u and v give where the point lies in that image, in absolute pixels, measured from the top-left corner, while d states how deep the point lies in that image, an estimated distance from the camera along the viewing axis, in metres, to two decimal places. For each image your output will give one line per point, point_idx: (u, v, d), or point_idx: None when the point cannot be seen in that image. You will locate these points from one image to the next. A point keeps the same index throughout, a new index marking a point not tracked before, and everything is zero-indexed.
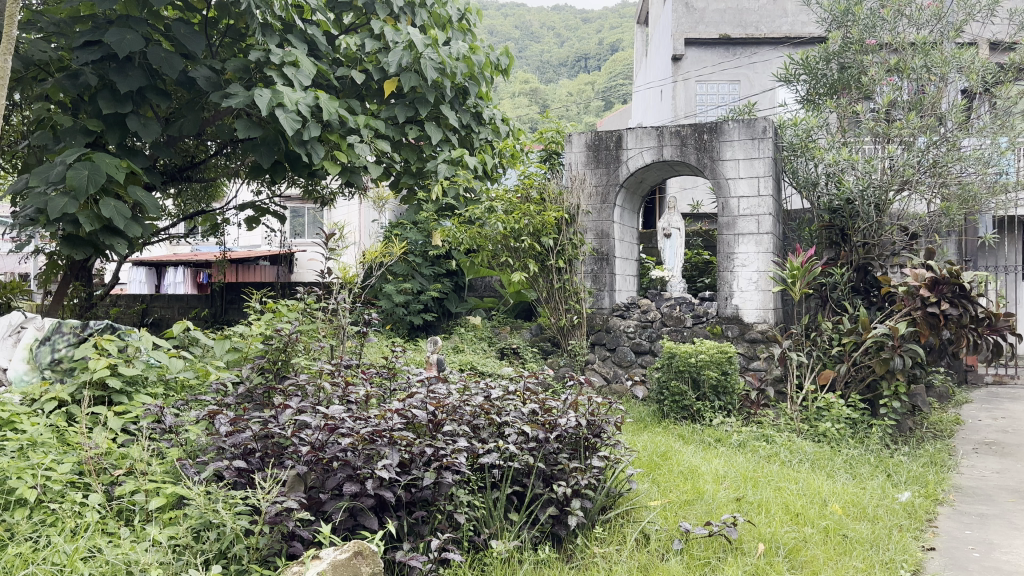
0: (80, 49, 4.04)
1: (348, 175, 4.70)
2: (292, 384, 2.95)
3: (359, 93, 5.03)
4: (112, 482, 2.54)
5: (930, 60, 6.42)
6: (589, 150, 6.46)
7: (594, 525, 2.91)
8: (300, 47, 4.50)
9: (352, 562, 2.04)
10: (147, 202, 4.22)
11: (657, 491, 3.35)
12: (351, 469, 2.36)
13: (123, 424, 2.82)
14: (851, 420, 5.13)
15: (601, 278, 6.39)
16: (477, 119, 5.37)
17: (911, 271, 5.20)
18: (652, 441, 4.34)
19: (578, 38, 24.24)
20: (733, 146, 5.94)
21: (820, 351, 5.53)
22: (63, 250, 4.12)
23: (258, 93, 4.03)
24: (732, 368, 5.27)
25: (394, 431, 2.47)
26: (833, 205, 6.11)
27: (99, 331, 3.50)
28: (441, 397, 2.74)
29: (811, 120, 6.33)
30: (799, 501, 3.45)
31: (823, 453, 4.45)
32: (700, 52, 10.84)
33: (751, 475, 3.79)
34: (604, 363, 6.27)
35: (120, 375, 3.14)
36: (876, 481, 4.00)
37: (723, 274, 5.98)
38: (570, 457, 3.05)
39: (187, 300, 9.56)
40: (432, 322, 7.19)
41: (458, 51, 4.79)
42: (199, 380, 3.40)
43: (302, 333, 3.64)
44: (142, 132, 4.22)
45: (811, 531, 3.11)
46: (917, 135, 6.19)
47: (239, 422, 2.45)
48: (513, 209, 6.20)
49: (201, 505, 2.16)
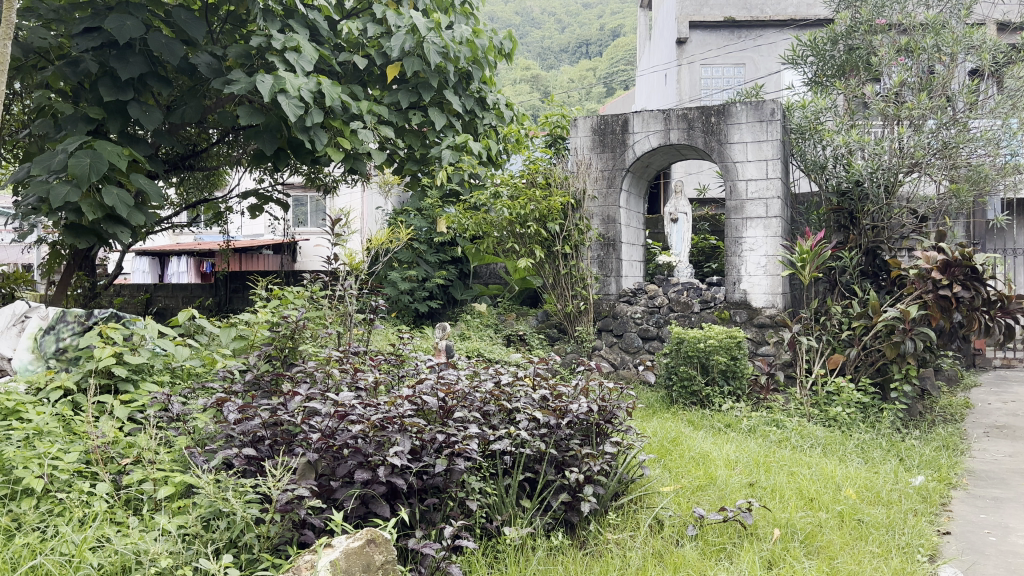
0: (80, 36, 3.98)
1: (352, 162, 4.64)
2: (300, 372, 2.91)
3: (361, 78, 4.98)
4: (120, 471, 2.52)
5: (940, 40, 6.29)
6: (594, 134, 6.40)
7: (607, 511, 2.88)
8: (301, 32, 4.43)
9: (365, 550, 2.01)
10: (150, 189, 4.16)
11: (669, 477, 3.32)
12: (362, 456, 2.32)
13: (130, 413, 2.80)
14: (861, 404, 5.09)
15: (608, 263, 6.34)
16: (481, 104, 5.30)
17: (922, 253, 5.14)
18: (662, 427, 4.30)
19: (579, 24, 24.08)
20: (741, 129, 5.88)
21: (830, 335, 5.49)
22: (66, 239, 4.08)
23: (260, 79, 3.97)
24: (741, 353, 5.23)
25: (405, 418, 2.42)
26: (842, 188, 6.09)
27: (104, 319, 3.49)
28: (451, 383, 2.70)
29: (820, 102, 6.31)
30: (813, 486, 3.41)
31: (834, 438, 4.42)
32: (704, 35, 10.77)
33: (763, 460, 3.75)
34: (611, 349, 6.26)
35: (126, 363, 3.13)
36: (889, 465, 3.97)
37: (730, 259, 5.93)
38: (582, 443, 3.01)
39: (191, 290, 9.55)
40: (437, 309, 7.18)
41: (462, 35, 4.73)
42: (205, 367, 3.38)
43: (309, 320, 3.60)
44: (144, 120, 4.16)
45: (826, 516, 3.07)
46: (929, 116, 6.09)
47: (246, 410, 2.41)
48: (519, 194, 6.13)
49: (210, 494, 2.11)
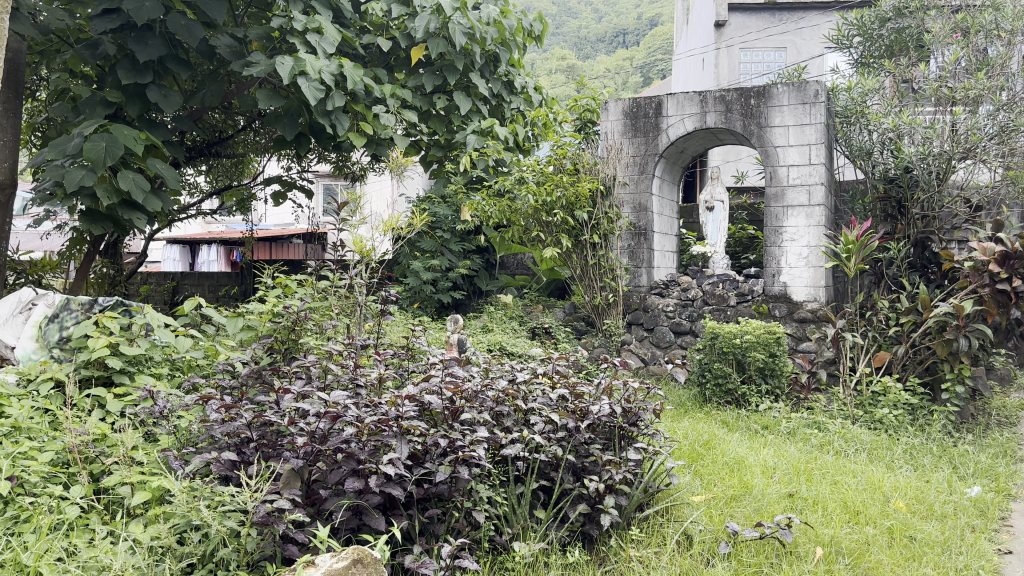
0: (98, 17, 3.72)
1: (374, 148, 4.41)
2: (297, 366, 2.68)
3: (386, 61, 4.74)
4: (100, 471, 2.35)
5: (1000, 15, 5.85)
6: (626, 118, 6.12)
7: (630, 525, 2.62)
8: (325, 14, 4.13)
9: (351, 571, 1.79)
10: (167, 174, 3.92)
11: (700, 485, 3.04)
12: (356, 463, 2.09)
13: (119, 408, 2.62)
14: (909, 406, 4.75)
15: (639, 253, 6.05)
16: (508, 88, 5.05)
17: (978, 244, 4.77)
18: (694, 428, 4.03)
19: (616, 13, 23.47)
20: (782, 112, 5.56)
21: (876, 331, 5.16)
22: (82, 225, 3.87)
23: (279, 60, 3.70)
24: (780, 350, 4.93)
25: (406, 420, 2.20)
26: (890, 174, 5.71)
27: (109, 307, 3.27)
28: (460, 382, 2.46)
29: (867, 83, 5.84)
30: (859, 497, 3.11)
31: (881, 443, 4.09)
32: (744, 17, 10.41)
33: (804, 468, 3.45)
34: (641, 344, 6.00)
35: (122, 354, 2.96)
36: (940, 474, 3.66)
37: (770, 250, 5.62)
38: (603, 449, 2.75)
39: (218, 278, 9.42)
40: (461, 300, 6.95)
41: (489, 15, 4.47)
42: (207, 360, 3.20)
43: (314, 311, 3.38)
44: (163, 105, 3.91)
45: (874, 532, 2.78)
46: (985, 98, 5.64)
47: (231, 410, 2.20)
48: (545, 180, 5.88)
49: (183, 505, 1.92)
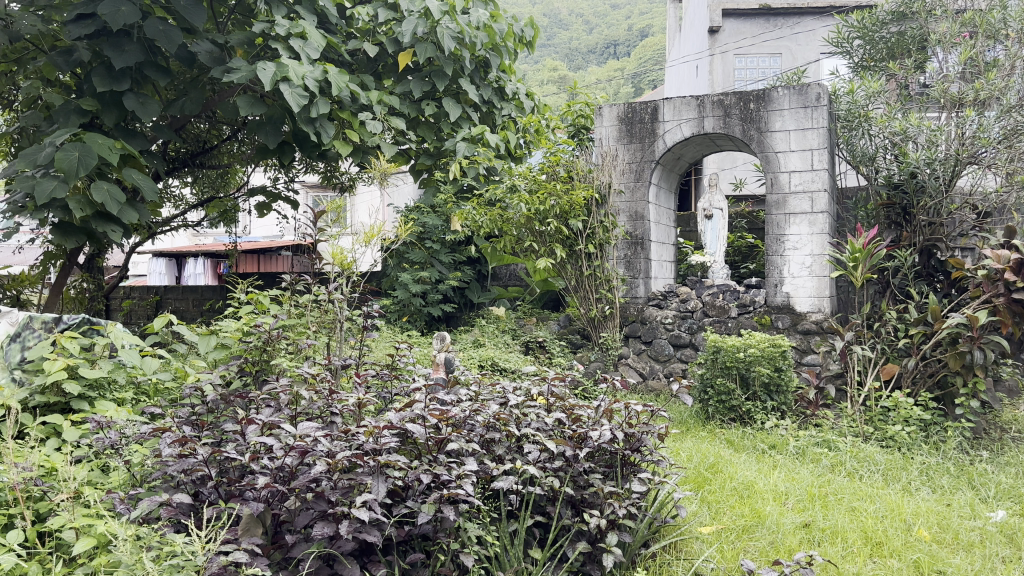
0: (73, 23, 3.44)
1: (359, 156, 4.18)
2: (266, 392, 2.44)
3: (372, 68, 4.51)
4: (44, 511, 2.11)
5: (1008, 14, 5.64)
6: (621, 124, 5.92)
7: (634, 563, 2.39)
8: (309, 18, 3.89)
9: None
10: (144, 185, 3.66)
11: (708, 515, 2.83)
12: (326, 504, 1.88)
13: (76, 439, 2.38)
14: (922, 422, 4.54)
15: (635, 264, 5.86)
16: (499, 94, 4.85)
17: (992, 252, 4.56)
18: (698, 450, 3.79)
19: (606, 24, 23.33)
20: (782, 116, 5.35)
21: (884, 344, 4.96)
22: (54, 239, 3.60)
23: (260, 65, 3.46)
24: (785, 364, 4.70)
25: (384, 454, 1.97)
26: (894, 181, 5.52)
27: (74, 326, 2.98)
28: (448, 409, 2.21)
29: (871, 86, 5.67)
30: (879, 526, 2.89)
31: (895, 462, 3.86)
32: (738, 23, 10.24)
33: (818, 493, 3.22)
34: (639, 357, 5.79)
35: (80, 378, 2.71)
36: (961, 497, 3.44)
37: (771, 259, 5.41)
38: (603, 479, 2.53)
39: (202, 293, 9.15)
40: (452, 313, 6.73)
41: (480, 19, 4.21)
42: (176, 383, 2.95)
43: (289, 329, 3.15)
44: (141, 113, 3.67)
45: (899, 567, 2.55)
46: (993, 101, 5.45)
47: (187, 445, 1.96)
48: (538, 188, 5.55)
49: (128, 556, 1.68)
